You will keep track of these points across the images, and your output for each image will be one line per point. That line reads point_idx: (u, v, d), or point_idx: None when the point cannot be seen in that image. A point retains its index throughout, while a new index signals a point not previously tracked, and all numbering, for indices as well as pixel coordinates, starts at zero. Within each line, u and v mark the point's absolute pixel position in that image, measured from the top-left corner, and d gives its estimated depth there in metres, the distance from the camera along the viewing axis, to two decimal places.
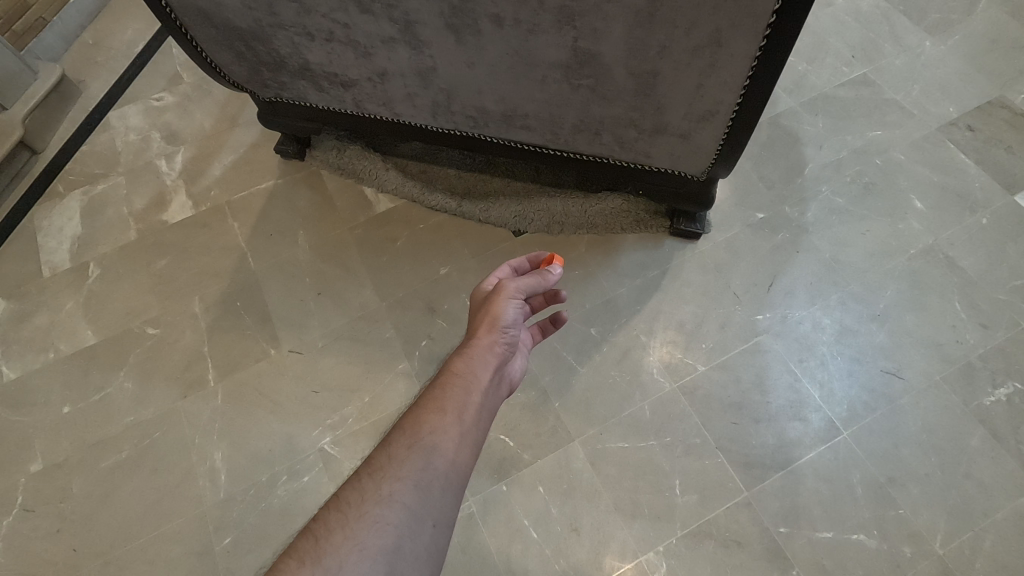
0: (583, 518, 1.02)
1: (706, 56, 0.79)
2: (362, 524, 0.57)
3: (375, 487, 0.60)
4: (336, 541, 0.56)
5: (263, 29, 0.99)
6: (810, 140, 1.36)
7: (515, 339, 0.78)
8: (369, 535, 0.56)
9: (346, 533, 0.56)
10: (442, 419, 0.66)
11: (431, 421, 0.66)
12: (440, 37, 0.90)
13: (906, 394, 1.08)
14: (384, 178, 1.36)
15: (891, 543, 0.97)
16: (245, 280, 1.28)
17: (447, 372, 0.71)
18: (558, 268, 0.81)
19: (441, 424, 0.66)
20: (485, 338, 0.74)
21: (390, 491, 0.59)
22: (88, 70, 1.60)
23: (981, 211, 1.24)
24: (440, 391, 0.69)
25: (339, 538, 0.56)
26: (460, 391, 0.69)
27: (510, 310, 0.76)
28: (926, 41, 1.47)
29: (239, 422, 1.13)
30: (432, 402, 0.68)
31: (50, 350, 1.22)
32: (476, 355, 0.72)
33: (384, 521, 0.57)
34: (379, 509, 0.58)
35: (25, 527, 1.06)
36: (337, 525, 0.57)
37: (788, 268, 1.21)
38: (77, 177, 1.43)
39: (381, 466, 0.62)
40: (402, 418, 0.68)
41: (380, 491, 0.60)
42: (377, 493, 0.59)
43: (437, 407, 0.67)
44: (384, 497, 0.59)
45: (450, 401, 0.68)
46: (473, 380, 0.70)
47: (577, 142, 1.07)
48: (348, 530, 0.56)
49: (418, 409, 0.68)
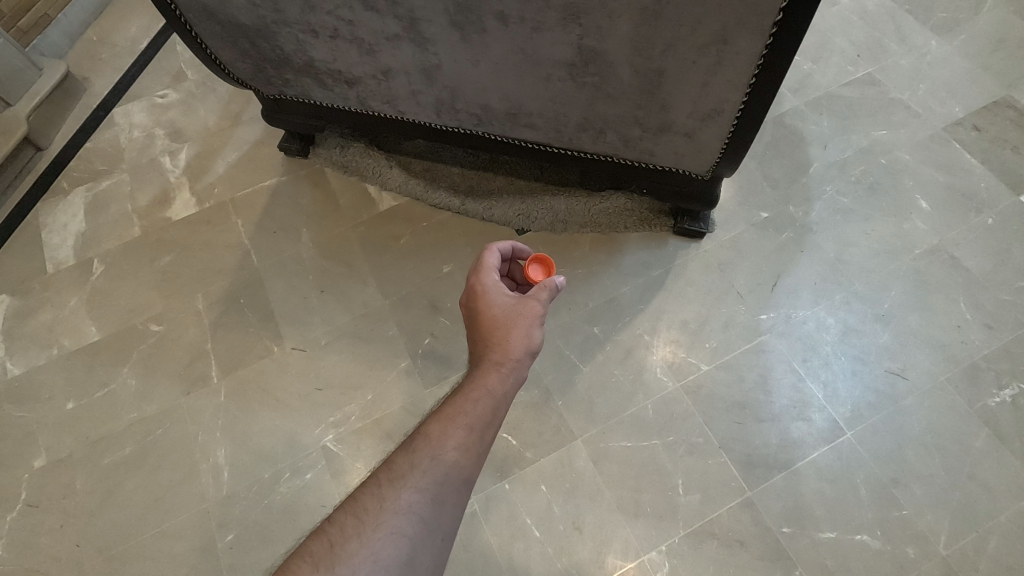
0: (586, 517, 1.02)
1: (711, 55, 0.79)
2: (378, 533, 0.57)
3: (394, 496, 0.60)
4: (351, 549, 0.55)
5: (267, 26, 0.99)
6: (815, 139, 1.35)
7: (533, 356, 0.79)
8: (384, 545, 0.56)
9: (362, 540, 0.56)
10: (465, 434, 0.66)
11: (456, 435, 0.66)
12: (445, 34, 0.90)
13: (911, 395, 1.08)
14: (388, 176, 1.36)
15: (895, 544, 0.97)
16: (249, 277, 1.28)
17: (477, 387, 0.70)
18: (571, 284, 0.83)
19: (463, 439, 0.66)
20: (519, 359, 0.74)
21: (409, 502, 0.59)
22: (92, 67, 1.60)
23: (987, 211, 1.23)
24: (470, 406, 0.68)
25: (354, 546, 0.56)
26: (489, 409, 0.69)
27: (537, 330, 0.77)
28: (932, 41, 1.46)
29: (242, 419, 1.13)
30: (458, 414, 0.68)
31: (54, 346, 1.22)
32: (512, 378, 0.73)
33: (401, 532, 0.57)
34: (396, 519, 0.58)
35: (28, 522, 1.06)
36: (353, 532, 0.57)
37: (793, 268, 1.21)
38: (81, 174, 1.44)
39: (402, 474, 0.62)
40: (425, 425, 0.68)
41: (398, 500, 0.60)
42: (395, 502, 0.59)
43: (462, 422, 0.67)
44: (401, 507, 0.59)
45: (477, 417, 0.68)
46: (503, 402, 0.71)
47: (581, 140, 1.07)
48: (363, 538, 0.56)
49: (443, 418, 0.67)
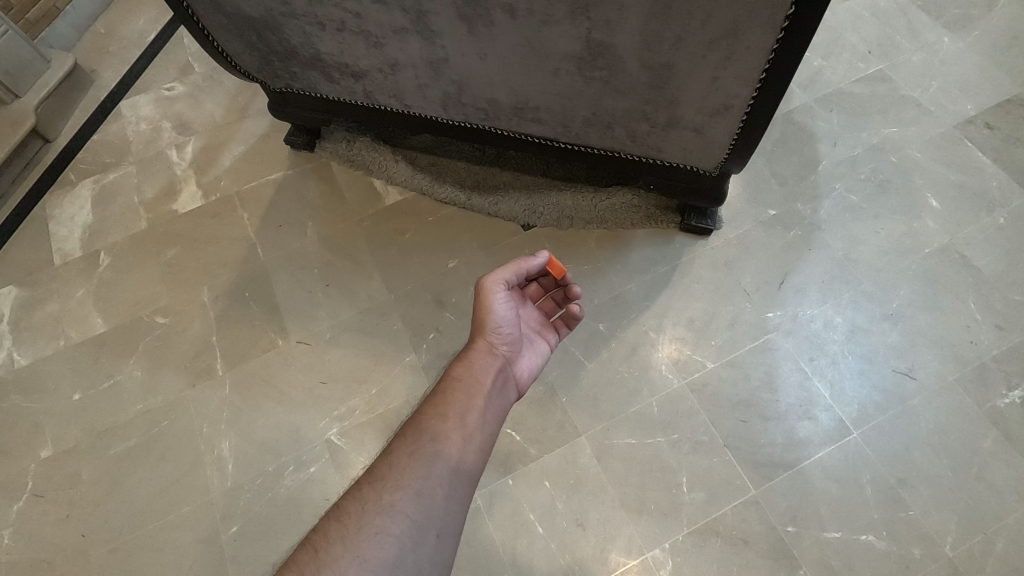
0: (589, 513, 1.02)
1: (722, 49, 0.78)
2: (362, 535, 0.60)
3: (376, 498, 0.64)
4: (336, 553, 0.59)
5: (274, 18, 0.99)
6: (824, 136, 1.34)
7: (511, 333, 0.85)
8: (371, 548, 0.59)
9: (347, 544, 0.60)
10: (443, 425, 0.72)
11: (433, 428, 0.71)
12: (452, 27, 0.89)
13: (918, 395, 1.07)
14: (394, 171, 1.36)
15: (902, 545, 0.96)
16: (255, 270, 1.28)
17: (449, 379, 0.78)
18: (539, 254, 0.87)
19: (441, 431, 0.71)
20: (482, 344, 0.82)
21: (391, 501, 0.64)
22: (99, 60, 1.60)
23: (999, 210, 1.22)
24: (443, 396, 0.75)
25: (339, 550, 0.59)
26: (463, 395, 0.75)
27: (497, 310, 0.83)
28: (944, 37, 1.45)
29: (248, 412, 1.14)
30: (434, 408, 0.74)
31: (61, 337, 1.23)
32: (477, 358, 0.80)
33: (385, 532, 0.61)
34: (380, 520, 0.62)
35: (36, 512, 1.06)
36: (337, 536, 0.61)
37: (800, 266, 1.20)
38: (88, 166, 1.44)
39: (382, 476, 0.66)
40: (404, 427, 0.73)
41: (381, 501, 0.64)
42: (377, 503, 0.63)
43: (437, 414, 0.73)
44: (384, 508, 0.63)
45: (453, 406, 0.74)
46: (475, 384, 0.77)
47: (588, 135, 1.06)
48: (347, 542, 0.60)
49: (419, 416, 0.74)
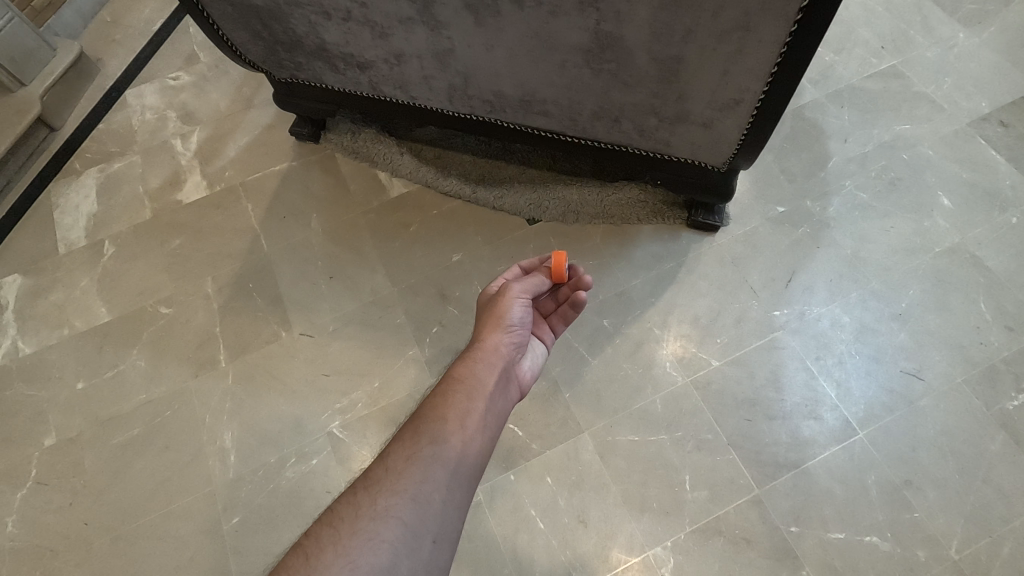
0: (590, 510, 1.01)
1: (733, 42, 0.77)
2: (355, 541, 0.60)
3: (370, 503, 0.63)
4: (327, 559, 0.58)
5: (279, 6, 0.98)
6: (834, 132, 1.32)
7: (518, 339, 0.84)
8: (363, 553, 0.59)
9: (339, 550, 0.59)
10: (443, 429, 0.71)
11: (432, 431, 0.70)
12: (460, 17, 0.88)
13: (927, 396, 1.06)
14: (398, 162, 1.35)
15: (906, 547, 0.95)
16: (258, 262, 1.28)
17: (454, 381, 0.77)
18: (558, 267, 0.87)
19: (440, 434, 0.70)
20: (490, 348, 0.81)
21: (386, 506, 0.63)
22: (105, 48, 1.59)
23: (1011, 209, 1.20)
24: (446, 398, 0.74)
25: (331, 555, 0.58)
26: (466, 397, 0.74)
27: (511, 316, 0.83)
28: (959, 33, 1.42)
29: (250, 402, 1.14)
30: (433, 411, 0.73)
31: (65, 327, 1.23)
32: (480, 360, 0.79)
33: (379, 537, 0.60)
34: (374, 526, 0.61)
35: (38, 500, 1.07)
36: (329, 542, 0.60)
37: (808, 263, 1.19)
38: (93, 155, 1.44)
39: (377, 481, 0.66)
40: (401, 430, 0.72)
41: (376, 506, 0.63)
42: (371, 508, 0.63)
43: (436, 418, 0.72)
44: (378, 513, 0.62)
45: (454, 408, 0.73)
46: (478, 386, 0.76)
47: (595, 129, 1.05)
48: (340, 548, 0.59)
49: (418, 419, 0.73)
